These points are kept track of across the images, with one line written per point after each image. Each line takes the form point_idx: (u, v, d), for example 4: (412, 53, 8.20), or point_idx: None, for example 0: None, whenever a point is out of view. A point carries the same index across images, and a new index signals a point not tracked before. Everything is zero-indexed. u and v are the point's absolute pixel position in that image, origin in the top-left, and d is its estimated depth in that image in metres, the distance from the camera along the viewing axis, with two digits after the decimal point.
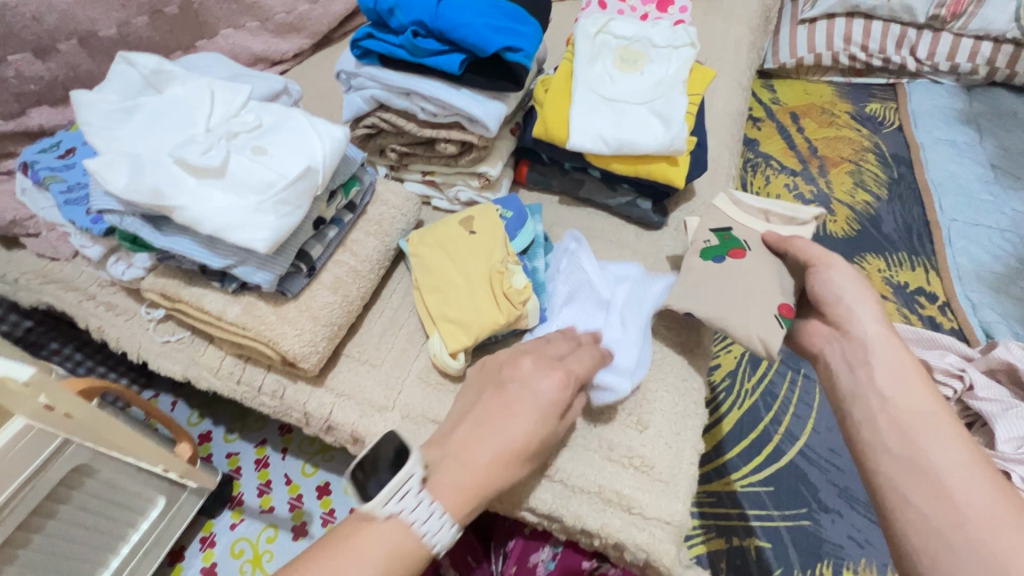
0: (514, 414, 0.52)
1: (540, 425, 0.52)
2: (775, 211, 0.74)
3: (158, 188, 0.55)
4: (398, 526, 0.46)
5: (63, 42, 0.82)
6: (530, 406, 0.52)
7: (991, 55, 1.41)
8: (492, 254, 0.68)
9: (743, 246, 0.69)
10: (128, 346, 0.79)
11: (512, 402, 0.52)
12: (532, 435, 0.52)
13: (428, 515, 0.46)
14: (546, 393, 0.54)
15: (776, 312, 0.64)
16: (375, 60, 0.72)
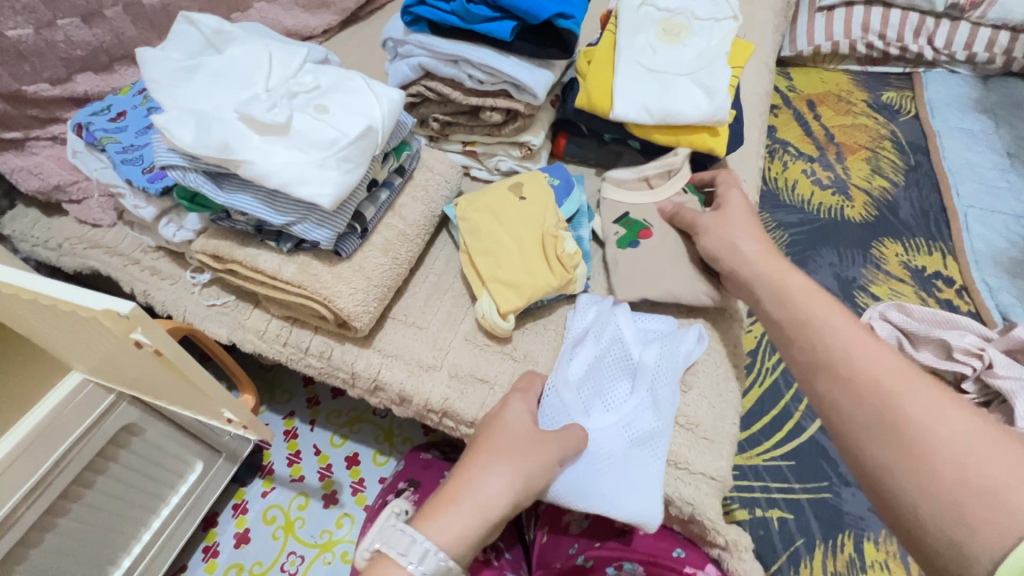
0: (496, 437, 0.55)
1: (530, 445, 0.54)
2: (652, 173, 0.78)
3: (226, 143, 0.56)
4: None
5: (109, 8, 0.83)
6: (513, 421, 0.57)
7: (1008, 45, 1.42)
8: (541, 220, 0.69)
9: (647, 225, 0.74)
10: (173, 310, 0.80)
11: (499, 421, 0.57)
12: (514, 447, 0.54)
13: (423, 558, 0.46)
14: (524, 417, 0.58)
15: (701, 273, 0.71)
16: (424, 27, 0.73)
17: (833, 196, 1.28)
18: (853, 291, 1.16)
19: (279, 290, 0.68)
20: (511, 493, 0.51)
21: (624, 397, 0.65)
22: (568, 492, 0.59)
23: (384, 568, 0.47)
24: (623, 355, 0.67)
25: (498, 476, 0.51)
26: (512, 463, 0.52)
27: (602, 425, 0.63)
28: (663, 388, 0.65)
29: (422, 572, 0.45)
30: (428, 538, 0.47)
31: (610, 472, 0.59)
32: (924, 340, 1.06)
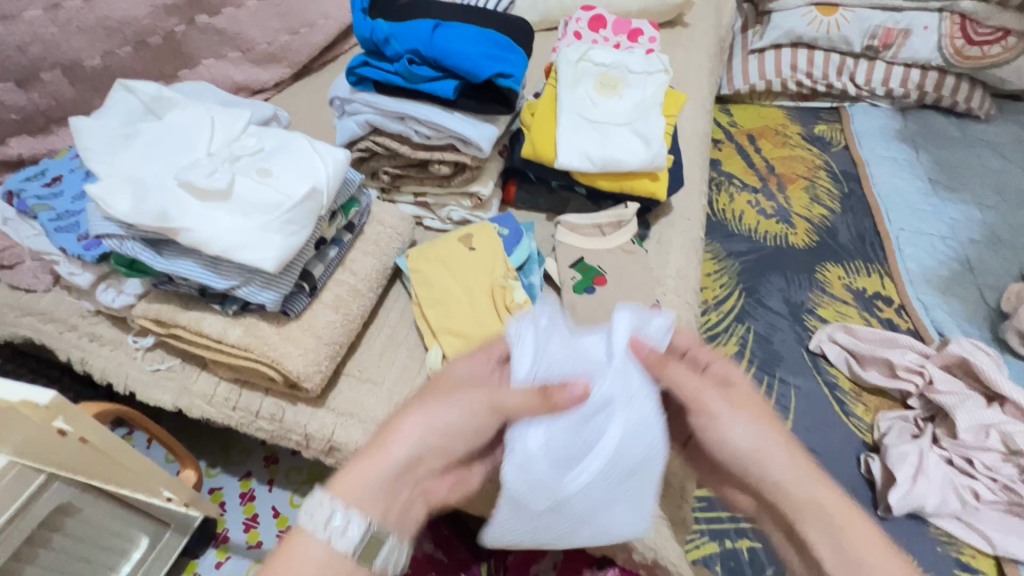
0: (436, 388, 0.52)
1: (460, 390, 0.50)
2: (606, 222, 0.81)
3: (164, 211, 0.55)
4: (318, 545, 0.45)
5: (46, 71, 0.82)
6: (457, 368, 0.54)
7: (920, 81, 1.56)
8: (493, 271, 0.70)
9: (602, 272, 0.77)
10: (114, 377, 0.77)
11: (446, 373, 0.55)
12: (445, 393, 0.51)
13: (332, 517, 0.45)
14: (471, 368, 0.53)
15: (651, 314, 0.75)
16: (370, 86, 0.75)
17: (777, 225, 1.35)
18: (802, 315, 1.21)
19: (225, 354, 0.66)
20: (424, 439, 0.49)
21: (597, 440, 0.49)
22: (552, 541, 0.53)
23: (302, 540, 0.46)
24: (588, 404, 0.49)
25: (411, 421, 0.49)
26: (428, 414, 0.49)
27: (575, 481, 0.49)
28: (648, 410, 0.50)
29: (333, 531, 0.45)
30: (342, 501, 0.46)
31: (594, 517, 0.51)
32: (870, 359, 1.11)
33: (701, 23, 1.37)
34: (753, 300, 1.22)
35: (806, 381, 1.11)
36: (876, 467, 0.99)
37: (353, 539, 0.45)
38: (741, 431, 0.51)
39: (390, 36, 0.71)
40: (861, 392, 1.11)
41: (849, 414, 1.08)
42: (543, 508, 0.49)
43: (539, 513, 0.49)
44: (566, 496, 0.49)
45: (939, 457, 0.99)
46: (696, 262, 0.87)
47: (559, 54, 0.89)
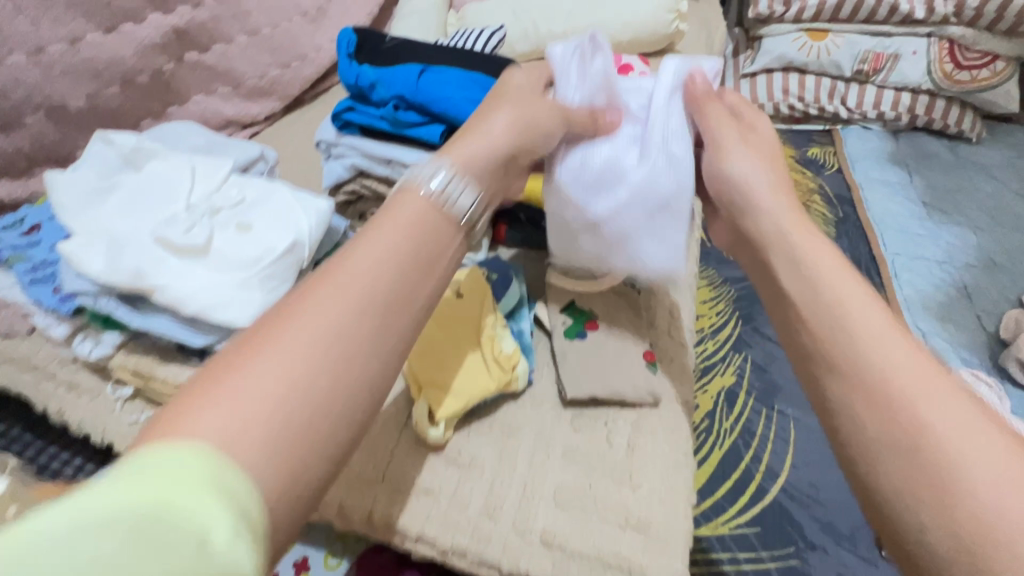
0: (477, 131, 0.55)
1: (529, 100, 0.59)
2: None
3: (139, 270, 0.54)
4: (422, 207, 0.48)
5: (30, 115, 0.82)
6: (500, 114, 0.57)
7: (910, 105, 1.56)
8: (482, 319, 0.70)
9: (594, 315, 0.76)
10: (91, 429, 0.74)
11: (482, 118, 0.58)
12: (523, 102, 0.59)
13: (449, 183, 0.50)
14: (501, 124, 0.56)
15: (644, 360, 0.73)
16: (355, 130, 0.75)
17: None
18: None
19: None
20: (514, 131, 0.56)
21: (631, 167, 0.64)
22: (601, 260, 0.70)
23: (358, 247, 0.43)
24: (611, 157, 0.64)
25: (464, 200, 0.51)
26: (512, 109, 0.58)
27: (605, 208, 0.65)
28: (675, 143, 0.64)
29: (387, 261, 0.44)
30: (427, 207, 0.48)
31: (636, 222, 0.65)
32: None
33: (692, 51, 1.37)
34: (751, 328, 1.20)
35: (807, 413, 1.08)
36: None
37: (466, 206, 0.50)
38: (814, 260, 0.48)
39: (376, 82, 0.71)
40: None
41: None
42: (587, 232, 0.67)
43: (579, 233, 0.68)
44: (598, 220, 0.65)
45: None
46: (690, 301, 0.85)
47: None
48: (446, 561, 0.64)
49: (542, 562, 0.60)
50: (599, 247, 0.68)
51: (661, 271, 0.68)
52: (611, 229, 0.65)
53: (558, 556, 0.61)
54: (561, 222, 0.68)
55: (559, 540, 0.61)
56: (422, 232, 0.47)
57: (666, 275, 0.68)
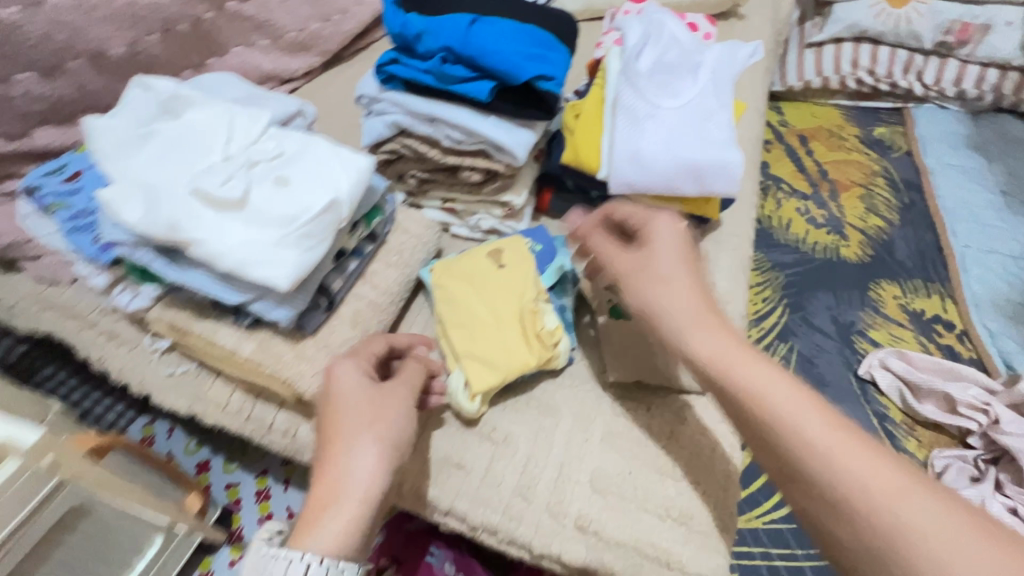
0: (341, 427, 0.52)
1: (363, 404, 0.53)
2: None
3: (175, 222, 0.52)
4: None
5: (72, 60, 0.79)
6: (346, 390, 0.54)
7: (998, 82, 1.40)
8: (524, 293, 0.66)
9: None
10: (130, 377, 0.75)
11: (335, 402, 0.54)
12: (361, 414, 0.52)
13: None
14: (356, 382, 0.55)
15: None
16: (399, 85, 0.70)
17: (827, 235, 1.21)
18: (851, 336, 1.09)
19: (238, 367, 0.63)
20: (383, 463, 0.50)
21: (689, 84, 0.72)
22: (667, 152, 0.67)
23: None
24: (673, 70, 0.73)
25: (363, 453, 0.50)
26: (373, 433, 0.51)
27: (670, 108, 0.70)
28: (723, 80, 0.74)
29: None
30: (309, 552, 0.45)
31: (692, 126, 0.69)
32: (927, 392, 1.00)
33: (755, 16, 1.26)
34: (799, 318, 1.10)
35: (854, 411, 1.01)
36: None
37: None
38: (788, 401, 0.45)
39: (424, 32, 0.65)
40: (914, 426, 1.01)
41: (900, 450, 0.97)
42: (651, 121, 0.69)
43: (645, 120, 0.69)
44: (661, 114, 0.70)
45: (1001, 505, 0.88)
46: (743, 284, 0.81)
47: (610, 47, 0.78)
48: (475, 537, 0.62)
49: (575, 547, 0.58)
50: (662, 147, 0.68)
51: (720, 175, 0.67)
52: (673, 122, 0.69)
53: (593, 542, 0.58)
54: (630, 120, 0.69)
55: (594, 526, 0.59)
56: None
57: (725, 180, 0.68)
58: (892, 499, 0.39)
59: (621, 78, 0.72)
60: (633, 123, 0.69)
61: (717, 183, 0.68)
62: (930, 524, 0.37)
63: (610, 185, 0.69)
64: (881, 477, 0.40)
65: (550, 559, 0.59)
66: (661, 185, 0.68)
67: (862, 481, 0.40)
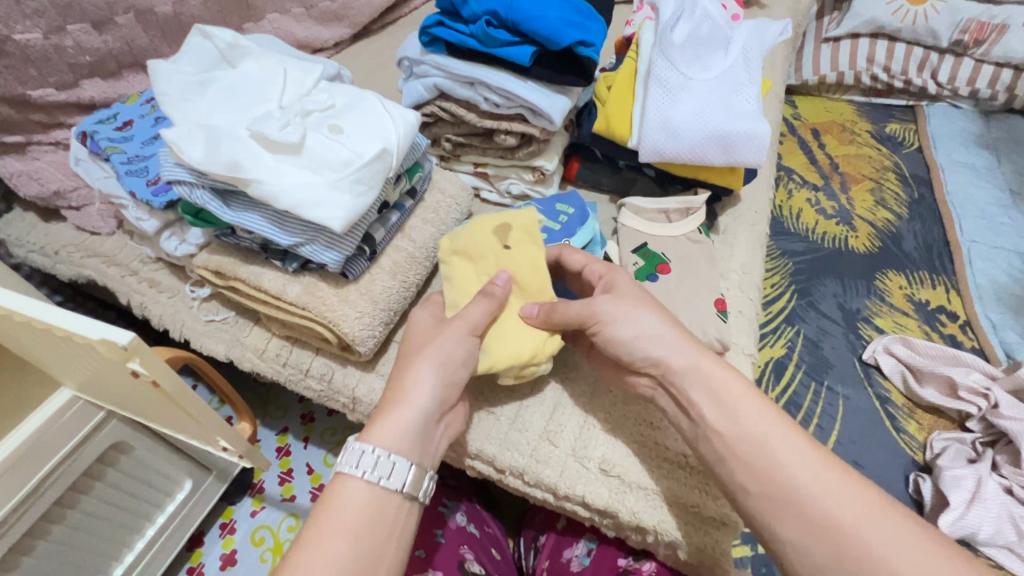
0: (411, 346, 0.57)
1: (436, 332, 0.57)
2: (672, 209, 0.78)
3: (236, 161, 0.55)
4: (371, 491, 0.49)
5: (121, 15, 0.82)
6: (417, 325, 0.59)
7: (1011, 82, 1.40)
8: (528, 275, 0.63)
9: (665, 259, 0.74)
10: (170, 324, 0.77)
11: (407, 333, 0.60)
12: (423, 342, 0.57)
13: (375, 465, 0.49)
14: (424, 320, 0.60)
15: (715, 308, 0.71)
16: (441, 48, 0.73)
17: (837, 225, 1.24)
18: (857, 323, 1.11)
19: (282, 310, 0.66)
20: (441, 385, 0.54)
21: (721, 59, 0.75)
22: (699, 121, 0.70)
23: (345, 485, 0.49)
24: (707, 44, 0.76)
25: (422, 373, 0.54)
26: (430, 355, 0.55)
27: (702, 81, 0.73)
28: (755, 56, 0.76)
29: (373, 474, 0.49)
30: (375, 445, 0.50)
31: (723, 98, 0.72)
32: (928, 376, 1.02)
33: (777, 5, 1.29)
34: (806, 303, 1.13)
35: (857, 392, 1.03)
36: (926, 487, 0.91)
37: (401, 476, 0.49)
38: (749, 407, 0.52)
39: None
40: (915, 409, 1.02)
41: (900, 430, 1.00)
42: (684, 92, 0.72)
43: (678, 90, 0.72)
44: (694, 85, 0.72)
45: (997, 484, 0.90)
46: (760, 259, 0.83)
47: (644, 22, 0.81)
48: (501, 480, 0.66)
49: (598, 490, 0.61)
50: (695, 116, 0.70)
51: (749, 144, 0.70)
52: (705, 93, 0.72)
53: (615, 485, 0.62)
54: (664, 90, 0.72)
55: (617, 469, 0.62)
56: (380, 518, 0.49)
57: (754, 150, 0.70)
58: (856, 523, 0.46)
59: (656, 50, 0.75)
60: (665, 93, 0.72)
61: (746, 152, 0.70)
62: (883, 541, 0.45)
63: (640, 153, 0.72)
64: (854, 504, 0.47)
65: (573, 502, 0.63)
66: (689, 153, 0.71)
67: (830, 507, 0.47)
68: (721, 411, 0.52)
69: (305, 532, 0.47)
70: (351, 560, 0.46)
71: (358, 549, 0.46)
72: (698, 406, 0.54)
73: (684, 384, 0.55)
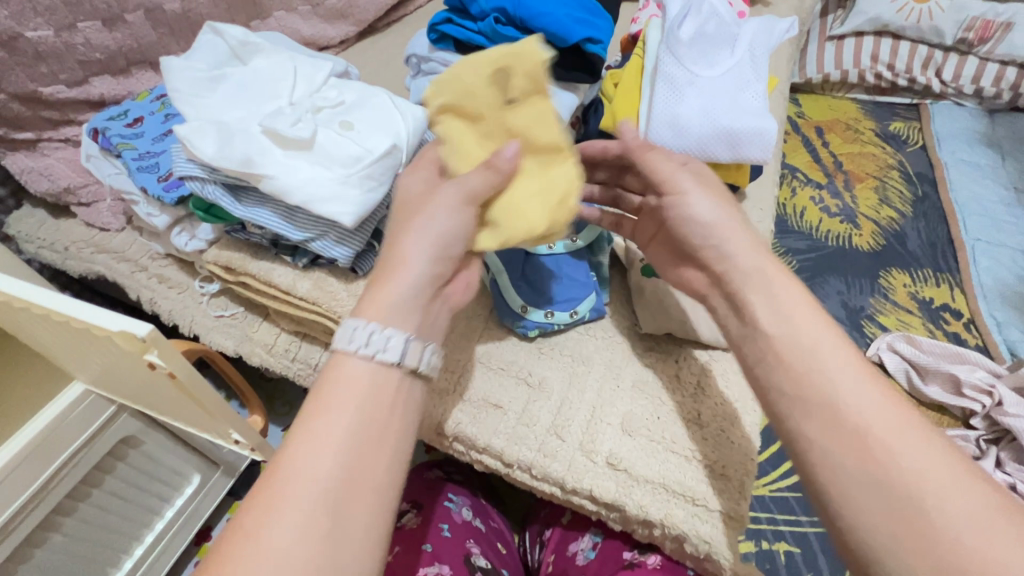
0: (409, 213, 0.50)
1: (427, 201, 0.49)
2: None
3: (248, 156, 0.55)
4: (368, 370, 0.44)
5: (131, 12, 0.82)
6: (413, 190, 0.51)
7: (1015, 80, 1.40)
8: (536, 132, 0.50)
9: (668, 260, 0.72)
10: (180, 319, 0.78)
11: (404, 203, 0.52)
12: (418, 211, 0.49)
13: (369, 340, 0.44)
14: (418, 188, 0.52)
15: None
16: (449, 45, 0.73)
17: (841, 223, 1.24)
18: (861, 320, 1.11)
19: (292, 305, 0.67)
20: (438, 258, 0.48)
21: (728, 56, 0.75)
22: (706, 117, 0.70)
23: (340, 369, 0.44)
24: (715, 41, 0.76)
25: (417, 246, 0.48)
26: (426, 230, 0.48)
27: (709, 78, 0.73)
28: (760, 54, 0.77)
29: (367, 346, 0.43)
30: (369, 321, 0.45)
31: (731, 94, 0.72)
32: (933, 373, 1.02)
33: (783, 3, 1.29)
34: None
35: None
36: None
37: (398, 351, 0.44)
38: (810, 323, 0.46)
39: None
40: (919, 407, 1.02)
41: None
42: (691, 88, 0.72)
43: (685, 87, 0.72)
44: (701, 82, 0.73)
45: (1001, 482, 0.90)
46: None
47: (650, 20, 0.82)
48: (509, 473, 0.66)
49: (605, 483, 0.62)
50: (702, 113, 0.70)
51: (757, 140, 0.70)
52: (712, 90, 0.72)
53: (623, 479, 0.62)
54: (671, 87, 0.72)
55: (625, 464, 0.62)
56: (379, 401, 0.43)
57: (762, 146, 0.71)
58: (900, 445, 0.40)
59: (663, 47, 0.75)
60: (672, 90, 0.72)
61: (754, 148, 0.71)
62: (922, 466, 0.39)
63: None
64: (904, 426, 0.41)
65: (580, 496, 0.63)
66: (696, 149, 0.71)
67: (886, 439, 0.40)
68: (771, 306, 0.48)
69: (298, 419, 0.42)
70: (350, 437, 0.41)
71: (359, 427, 0.41)
72: (751, 305, 0.49)
73: (740, 282, 0.50)
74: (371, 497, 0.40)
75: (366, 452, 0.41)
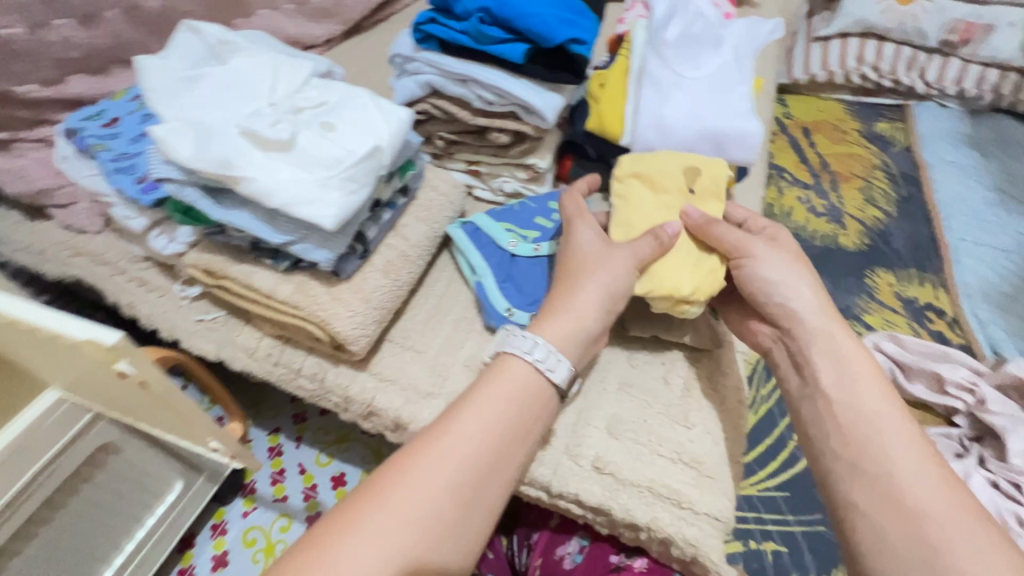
0: (579, 257, 0.62)
1: (609, 254, 0.61)
2: None
3: (227, 158, 0.54)
4: (530, 374, 0.55)
5: (108, 10, 0.80)
6: (585, 244, 0.63)
7: (997, 82, 1.42)
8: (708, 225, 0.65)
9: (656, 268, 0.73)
10: (160, 323, 0.76)
11: (570, 246, 0.64)
12: (598, 263, 0.61)
13: (542, 354, 0.55)
14: (592, 240, 0.64)
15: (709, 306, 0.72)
16: (434, 45, 0.72)
17: (828, 223, 1.25)
18: (847, 319, 1.12)
19: (273, 309, 0.66)
20: (602, 307, 0.59)
21: (713, 57, 0.75)
22: (691, 119, 0.70)
23: (507, 369, 0.55)
24: (700, 42, 0.76)
25: (591, 293, 0.59)
26: (599, 280, 0.59)
27: (694, 79, 0.73)
28: (746, 54, 0.77)
29: (540, 361, 0.55)
30: (545, 339, 0.56)
31: (715, 96, 0.72)
32: (917, 372, 1.03)
33: (769, 5, 1.30)
34: None
35: None
36: None
37: (560, 376, 0.55)
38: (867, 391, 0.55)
39: None
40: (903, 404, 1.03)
41: None
42: (676, 90, 0.72)
43: (670, 88, 0.72)
44: (686, 83, 0.73)
45: (983, 479, 0.91)
46: None
47: (636, 21, 0.81)
48: None
49: (592, 487, 0.62)
50: (687, 115, 0.70)
51: (742, 141, 0.70)
52: (697, 91, 0.72)
53: (609, 482, 0.62)
54: (656, 89, 0.72)
55: (610, 467, 0.62)
56: (530, 405, 0.54)
57: (747, 147, 0.71)
58: (940, 516, 0.47)
59: (648, 49, 0.75)
60: (658, 91, 0.72)
61: (739, 149, 0.71)
62: (955, 534, 0.46)
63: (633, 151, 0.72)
64: (954, 511, 0.47)
65: (567, 500, 0.63)
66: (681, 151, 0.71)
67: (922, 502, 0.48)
68: (839, 376, 0.56)
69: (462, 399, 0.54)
70: (500, 438, 0.52)
71: (514, 423, 0.53)
72: (816, 367, 0.58)
73: (807, 345, 0.59)
74: (499, 489, 0.51)
75: (505, 442, 0.52)
